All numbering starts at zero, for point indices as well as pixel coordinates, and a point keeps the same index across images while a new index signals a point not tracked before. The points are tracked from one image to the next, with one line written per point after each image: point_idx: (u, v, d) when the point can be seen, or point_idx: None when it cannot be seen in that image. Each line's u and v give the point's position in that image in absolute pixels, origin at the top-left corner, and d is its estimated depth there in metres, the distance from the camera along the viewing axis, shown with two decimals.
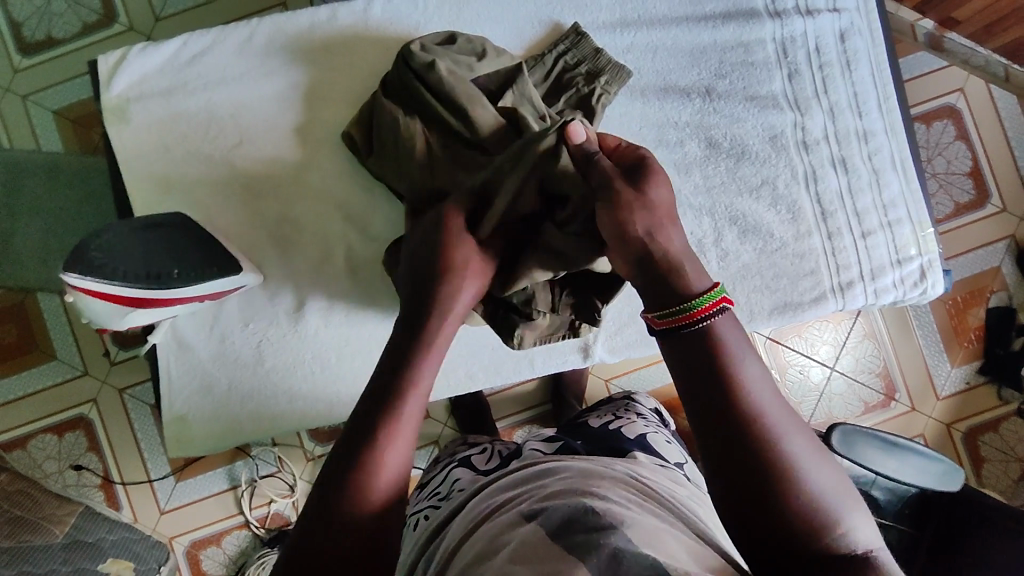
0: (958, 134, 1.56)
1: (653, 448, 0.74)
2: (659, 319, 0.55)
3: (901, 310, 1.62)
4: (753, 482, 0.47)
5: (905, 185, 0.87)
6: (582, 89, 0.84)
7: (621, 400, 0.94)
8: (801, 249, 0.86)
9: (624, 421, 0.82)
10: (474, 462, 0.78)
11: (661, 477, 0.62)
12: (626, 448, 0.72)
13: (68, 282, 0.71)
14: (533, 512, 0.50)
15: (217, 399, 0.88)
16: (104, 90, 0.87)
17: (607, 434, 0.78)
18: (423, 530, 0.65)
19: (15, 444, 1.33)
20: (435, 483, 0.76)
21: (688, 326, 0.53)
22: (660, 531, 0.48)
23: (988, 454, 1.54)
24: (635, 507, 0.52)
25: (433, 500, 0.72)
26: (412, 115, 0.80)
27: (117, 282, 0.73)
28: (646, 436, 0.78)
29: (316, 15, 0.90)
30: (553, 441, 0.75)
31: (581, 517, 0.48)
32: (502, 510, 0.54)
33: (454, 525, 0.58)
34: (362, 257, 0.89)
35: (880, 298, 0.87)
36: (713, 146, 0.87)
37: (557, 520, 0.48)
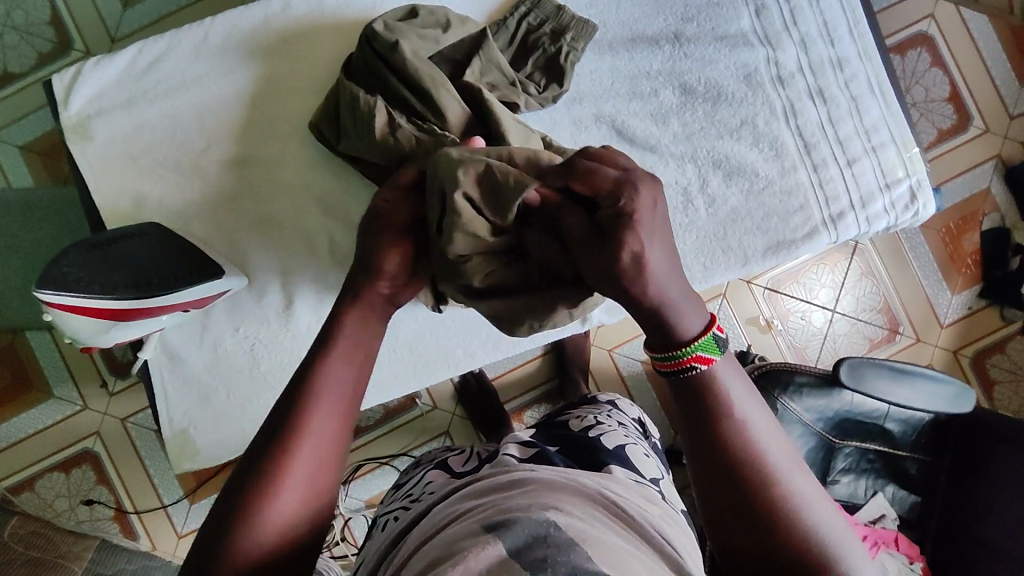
0: (934, 61, 1.54)
1: (631, 462, 0.73)
2: (660, 363, 0.49)
3: (895, 244, 1.61)
4: (747, 525, 0.45)
5: (885, 109, 0.86)
6: (548, 49, 0.82)
7: (603, 404, 0.94)
8: (789, 185, 0.85)
9: (606, 429, 0.82)
10: (450, 465, 0.78)
11: (634, 493, 0.59)
12: (602, 462, 0.71)
13: (42, 297, 0.69)
14: (491, 521, 0.48)
15: (217, 409, 0.86)
16: (62, 109, 0.84)
17: (586, 443, 0.77)
18: (387, 533, 0.64)
19: (22, 486, 1.31)
20: (408, 486, 0.76)
21: (686, 371, 0.48)
22: (616, 548, 0.47)
23: (998, 376, 1.54)
24: (596, 520, 0.50)
25: (403, 501, 0.72)
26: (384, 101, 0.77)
27: (94, 295, 0.71)
28: (625, 447, 0.78)
29: (268, 6, 0.87)
30: (529, 445, 0.75)
31: (538, 535, 0.46)
32: (463, 517, 0.52)
33: (412, 534, 0.57)
34: (346, 248, 0.87)
35: (873, 226, 0.86)
36: (688, 92, 0.85)
37: (506, 537, 0.46)
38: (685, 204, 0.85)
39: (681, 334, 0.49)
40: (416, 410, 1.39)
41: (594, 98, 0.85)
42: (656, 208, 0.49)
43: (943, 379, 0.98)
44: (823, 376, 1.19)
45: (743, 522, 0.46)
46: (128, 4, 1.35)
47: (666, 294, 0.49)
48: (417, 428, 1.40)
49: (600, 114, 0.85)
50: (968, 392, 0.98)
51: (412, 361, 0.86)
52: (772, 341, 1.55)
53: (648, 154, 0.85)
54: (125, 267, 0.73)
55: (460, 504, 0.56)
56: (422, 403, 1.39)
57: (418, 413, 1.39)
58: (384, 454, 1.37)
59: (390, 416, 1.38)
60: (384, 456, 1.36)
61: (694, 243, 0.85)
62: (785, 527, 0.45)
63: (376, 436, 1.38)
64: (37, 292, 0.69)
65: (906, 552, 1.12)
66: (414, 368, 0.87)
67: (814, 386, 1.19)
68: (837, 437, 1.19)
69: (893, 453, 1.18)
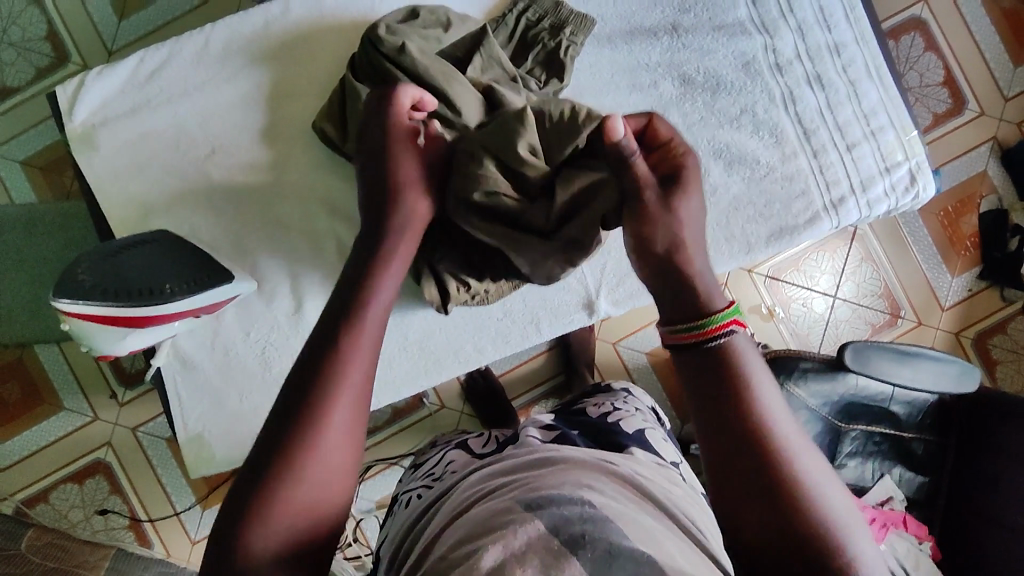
0: (927, 45, 1.55)
1: (651, 445, 0.77)
2: (683, 333, 0.50)
3: (894, 229, 1.62)
4: (760, 504, 0.44)
5: (883, 93, 0.86)
6: (548, 44, 0.83)
7: (618, 390, 0.95)
8: (790, 171, 0.86)
9: (623, 413, 0.85)
10: (470, 445, 0.81)
11: (659, 479, 0.64)
12: (622, 444, 0.75)
13: (61, 306, 0.69)
14: (525, 499, 0.50)
15: (230, 413, 0.87)
16: (67, 120, 0.85)
17: (604, 425, 0.81)
18: (414, 511, 0.66)
19: (36, 498, 1.32)
20: (429, 465, 0.79)
21: (710, 342, 0.49)
22: (649, 528, 0.50)
23: (1000, 357, 1.56)
24: (627, 502, 0.53)
25: (425, 479, 0.75)
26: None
27: (114, 303, 0.71)
28: (644, 431, 0.81)
29: (268, 11, 0.87)
30: (550, 429, 0.78)
31: (576, 513, 0.48)
32: (493, 496, 0.55)
33: (441, 513, 0.59)
34: (353, 249, 0.88)
35: (874, 210, 0.87)
36: (688, 83, 0.86)
37: (544, 513, 0.48)
38: None
39: (705, 306, 0.51)
40: (423, 410, 1.40)
41: (594, 92, 0.86)
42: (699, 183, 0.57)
43: (945, 357, 0.99)
44: (828, 361, 1.20)
45: (756, 500, 0.44)
46: (123, 16, 1.36)
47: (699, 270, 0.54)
48: (426, 427, 1.41)
49: (600, 107, 0.86)
50: (972, 370, 0.98)
51: (421, 359, 0.87)
52: (775, 329, 1.56)
53: None
54: (137, 273, 0.73)
55: (488, 484, 0.59)
56: (429, 403, 1.40)
57: (425, 412, 1.40)
58: (395, 453, 1.38)
59: (398, 416, 1.39)
60: (395, 456, 1.37)
61: None
62: (797, 506, 0.44)
63: (386, 436, 1.39)
64: (55, 301, 0.69)
65: (914, 531, 1.13)
66: (425, 365, 0.87)
67: (820, 371, 1.19)
68: (842, 421, 1.19)
69: (898, 434, 1.19)
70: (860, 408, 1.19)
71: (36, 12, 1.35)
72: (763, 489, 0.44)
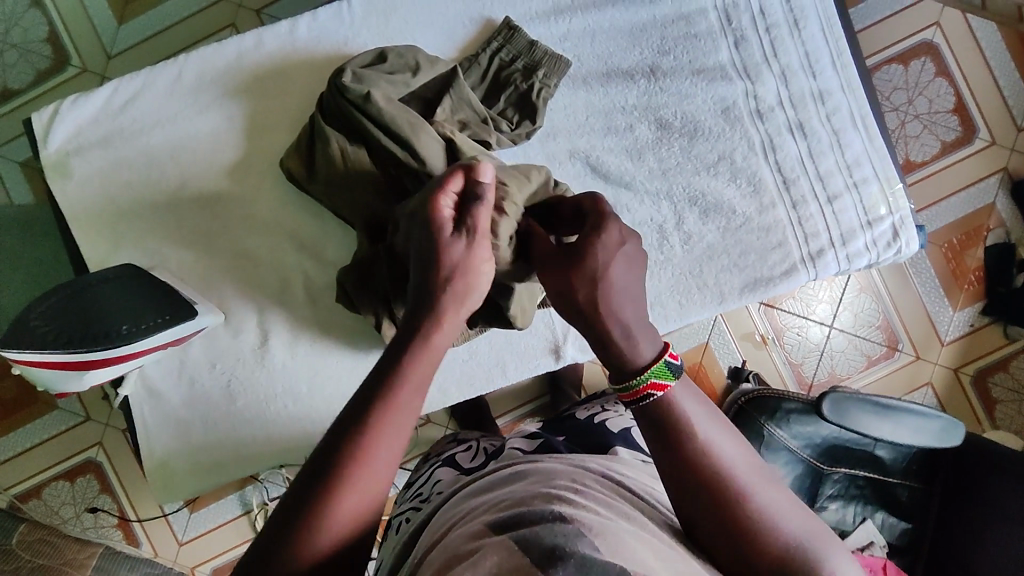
0: (938, 71, 1.50)
1: (636, 444, 0.80)
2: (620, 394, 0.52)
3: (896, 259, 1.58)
4: (725, 543, 0.48)
5: (868, 143, 0.83)
6: (520, 86, 0.81)
7: (612, 387, 0.98)
8: (767, 222, 0.83)
9: (610, 414, 0.87)
10: (458, 461, 0.83)
11: (638, 474, 0.64)
12: (608, 446, 0.79)
13: (10, 356, 0.70)
14: (495, 524, 0.48)
15: (195, 442, 0.87)
16: (41, 147, 0.85)
17: (592, 429, 0.83)
18: (404, 532, 0.67)
19: (28, 494, 1.35)
20: (419, 484, 0.81)
21: (642, 402, 0.51)
22: (621, 532, 0.47)
23: (1000, 396, 1.51)
24: (605, 511, 0.50)
25: (414, 501, 0.77)
26: (357, 145, 0.76)
27: (62, 351, 0.72)
28: (631, 429, 0.83)
29: (242, 42, 0.86)
30: (535, 437, 0.81)
31: (547, 528, 0.46)
32: (464, 522, 0.53)
33: (421, 541, 0.58)
34: (321, 285, 0.88)
35: (854, 264, 0.84)
36: (664, 128, 0.84)
37: (518, 533, 0.46)
38: (660, 241, 0.83)
39: (636, 360, 0.52)
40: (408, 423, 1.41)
41: (567, 133, 0.84)
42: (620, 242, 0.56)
43: (928, 413, 0.95)
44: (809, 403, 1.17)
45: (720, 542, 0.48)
46: (123, 20, 1.36)
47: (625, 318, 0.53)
48: (411, 441, 1.41)
49: (574, 149, 0.84)
50: (957, 426, 0.95)
51: None
52: (768, 356, 1.53)
53: (622, 191, 0.84)
54: (92, 316, 0.74)
55: (462, 509, 0.58)
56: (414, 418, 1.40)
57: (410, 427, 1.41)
58: None
59: None
60: None
61: (670, 279, 0.84)
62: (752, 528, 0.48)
63: None
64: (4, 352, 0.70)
65: None
66: None
67: (803, 412, 1.17)
68: (826, 463, 1.17)
69: (882, 479, 1.16)
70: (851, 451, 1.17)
71: (37, 15, 1.36)
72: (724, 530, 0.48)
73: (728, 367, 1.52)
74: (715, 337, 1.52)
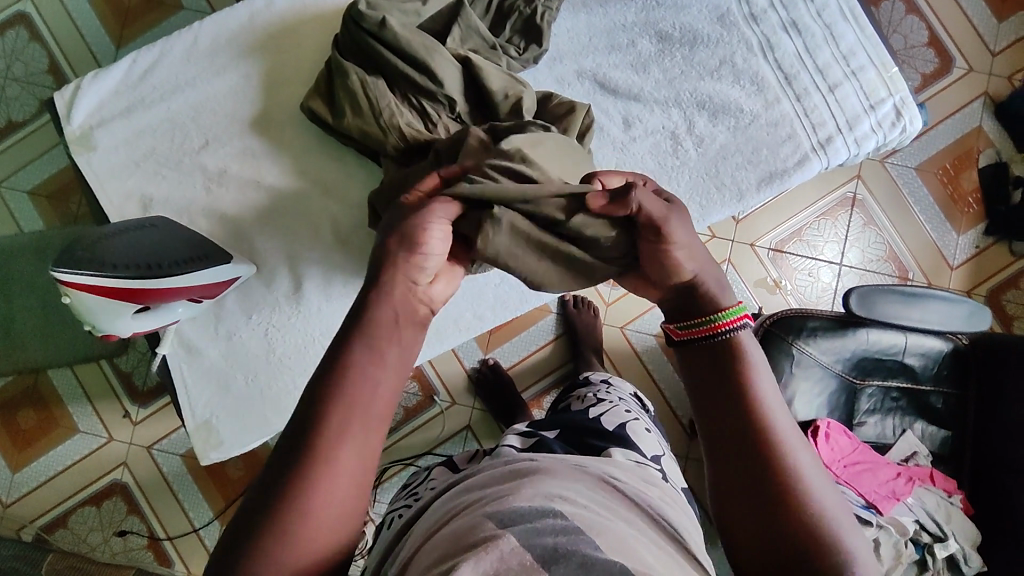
0: (908, 9, 1.56)
1: (633, 444, 0.75)
2: (689, 326, 0.54)
3: (887, 177, 1.56)
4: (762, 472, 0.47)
5: (859, 33, 0.87)
6: (524, 11, 0.85)
7: (600, 382, 1.00)
8: (774, 117, 0.86)
9: (608, 408, 0.86)
10: (454, 463, 0.80)
11: (635, 478, 0.60)
12: (601, 448, 0.73)
13: (61, 278, 0.71)
14: (500, 517, 0.48)
15: (237, 396, 0.88)
16: (65, 123, 0.88)
17: (588, 423, 0.81)
18: (393, 528, 0.63)
19: (55, 524, 1.32)
20: (413, 485, 0.77)
21: (717, 335, 0.53)
22: (618, 531, 0.49)
23: (1014, 312, 1.54)
24: (599, 508, 0.51)
25: (409, 498, 0.74)
26: (374, 76, 0.79)
27: (116, 275, 0.73)
28: (626, 424, 0.81)
29: (253, 4, 0.90)
30: (529, 436, 0.76)
31: (548, 525, 0.46)
32: (463, 512, 0.52)
33: (416, 531, 0.56)
34: (348, 227, 0.89)
35: (863, 147, 0.87)
36: (665, 39, 0.87)
37: (521, 530, 0.46)
38: (674, 146, 0.87)
39: (714, 304, 0.55)
40: (435, 407, 1.40)
41: (573, 55, 0.88)
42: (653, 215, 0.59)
43: (952, 296, 0.98)
44: (837, 318, 1.18)
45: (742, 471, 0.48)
46: (121, 44, 1.40)
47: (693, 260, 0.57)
48: (439, 426, 1.41)
49: (581, 70, 0.88)
50: (981, 305, 0.97)
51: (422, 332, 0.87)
52: (784, 301, 1.55)
53: (632, 103, 0.87)
54: (141, 250, 0.76)
55: (468, 498, 0.55)
56: (440, 399, 1.40)
57: (436, 410, 1.40)
58: (408, 454, 1.38)
59: (409, 415, 1.40)
60: (408, 456, 1.37)
61: (688, 183, 0.86)
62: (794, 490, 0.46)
63: (399, 436, 1.39)
64: (56, 274, 0.71)
65: (943, 485, 1.13)
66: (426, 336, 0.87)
67: (829, 329, 1.16)
68: (858, 377, 1.17)
69: (916, 388, 1.17)
70: (892, 364, 1.16)
71: (37, 47, 1.39)
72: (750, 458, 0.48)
73: (745, 316, 1.53)
74: (728, 288, 1.54)
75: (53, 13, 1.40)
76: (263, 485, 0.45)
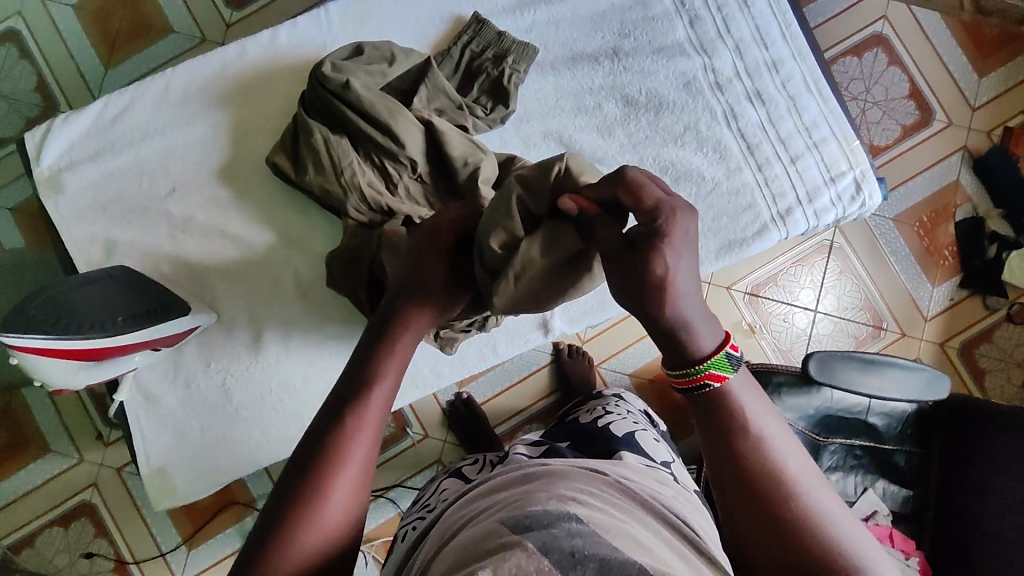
0: (890, 60, 1.57)
1: (640, 447, 0.77)
2: (676, 380, 0.48)
3: (865, 229, 1.58)
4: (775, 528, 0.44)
5: (823, 106, 0.88)
6: (491, 73, 0.86)
7: (610, 396, 1.01)
8: (736, 185, 0.87)
9: (615, 419, 0.87)
10: (464, 473, 0.80)
11: (647, 480, 0.61)
12: (613, 449, 0.75)
13: (10, 342, 0.70)
14: (517, 521, 0.47)
15: (193, 445, 0.88)
16: (34, 164, 0.88)
17: (596, 434, 0.81)
18: (408, 540, 0.65)
19: (22, 544, 1.31)
20: (424, 497, 0.77)
21: (701, 389, 0.47)
22: (634, 533, 0.47)
23: (987, 365, 1.54)
24: (615, 510, 0.50)
25: (421, 511, 0.72)
26: (338, 134, 0.80)
27: (70, 337, 0.73)
28: (635, 433, 0.82)
29: (225, 54, 0.91)
30: (538, 445, 0.77)
31: (566, 529, 0.45)
32: (475, 519, 0.52)
33: (431, 540, 0.57)
34: (310, 278, 0.90)
35: (822, 219, 0.88)
36: (631, 104, 0.88)
37: (540, 535, 0.44)
38: None
39: (692, 351, 0.48)
40: (407, 439, 1.39)
41: (540, 116, 0.88)
42: (688, 235, 0.48)
43: (915, 364, 0.98)
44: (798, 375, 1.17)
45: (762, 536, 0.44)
46: (110, 65, 1.39)
47: (682, 313, 0.48)
48: (410, 458, 1.40)
49: (547, 131, 0.88)
50: (940, 374, 0.98)
51: None
52: (759, 345, 1.55)
53: (596, 166, 0.88)
54: (95, 306, 0.76)
55: (480, 504, 0.56)
56: (412, 431, 1.39)
57: (409, 442, 1.39)
58: (378, 486, 1.37)
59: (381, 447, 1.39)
60: (378, 488, 1.36)
61: None
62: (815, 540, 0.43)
63: None
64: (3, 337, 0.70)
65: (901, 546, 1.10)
66: None
67: (793, 385, 1.17)
68: (821, 435, 1.17)
69: (878, 447, 1.17)
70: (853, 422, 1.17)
71: (25, 66, 1.37)
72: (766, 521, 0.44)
73: None
74: None
75: (44, 32, 1.39)
76: (272, 500, 0.48)
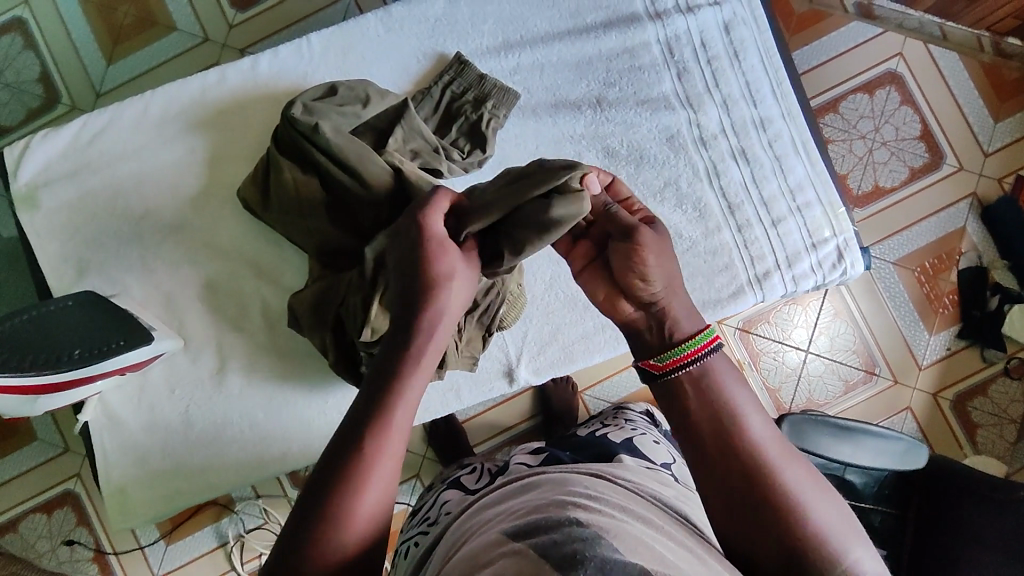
0: (903, 99, 1.47)
1: (639, 451, 0.77)
2: (654, 362, 0.52)
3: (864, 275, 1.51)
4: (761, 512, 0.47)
5: (811, 168, 0.86)
6: (470, 116, 0.84)
7: (611, 410, 0.99)
8: (714, 245, 0.85)
9: (612, 429, 0.86)
10: (463, 483, 0.79)
11: (649, 480, 0.64)
12: (611, 452, 0.75)
13: None
14: (519, 527, 0.49)
15: (152, 468, 0.88)
16: (12, 179, 0.88)
17: (591, 442, 0.80)
18: (413, 557, 0.65)
19: (4, 529, 1.25)
20: (425, 510, 0.77)
21: (675, 373, 0.52)
22: (637, 534, 0.48)
23: (980, 420, 1.43)
24: (619, 514, 0.51)
25: (423, 526, 0.72)
26: (308, 173, 0.79)
27: (21, 374, 0.75)
28: (633, 439, 0.81)
29: (206, 79, 0.90)
30: (538, 453, 0.78)
31: (566, 531, 0.46)
32: (485, 528, 0.53)
33: (436, 556, 0.57)
34: (278, 310, 0.90)
35: (800, 285, 0.86)
36: (611, 155, 0.86)
37: (538, 539, 0.46)
38: None
39: (675, 333, 0.53)
40: None
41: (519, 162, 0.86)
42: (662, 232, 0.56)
43: (893, 434, 0.96)
44: None
45: (748, 505, 0.48)
46: (112, 59, 1.31)
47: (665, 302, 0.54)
48: None
49: None
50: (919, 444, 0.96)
51: None
52: None
53: None
54: (55, 339, 0.78)
55: (483, 519, 0.57)
56: None
57: None
58: None
59: None
60: None
61: None
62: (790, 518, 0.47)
63: None
64: None
65: None
66: None
67: None
68: None
69: (857, 503, 1.07)
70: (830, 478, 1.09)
71: (30, 57, 1.30)
72: (750, 488, 0.48)
73: None
74: None
75: (48, 18, 1.31)
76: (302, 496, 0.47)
